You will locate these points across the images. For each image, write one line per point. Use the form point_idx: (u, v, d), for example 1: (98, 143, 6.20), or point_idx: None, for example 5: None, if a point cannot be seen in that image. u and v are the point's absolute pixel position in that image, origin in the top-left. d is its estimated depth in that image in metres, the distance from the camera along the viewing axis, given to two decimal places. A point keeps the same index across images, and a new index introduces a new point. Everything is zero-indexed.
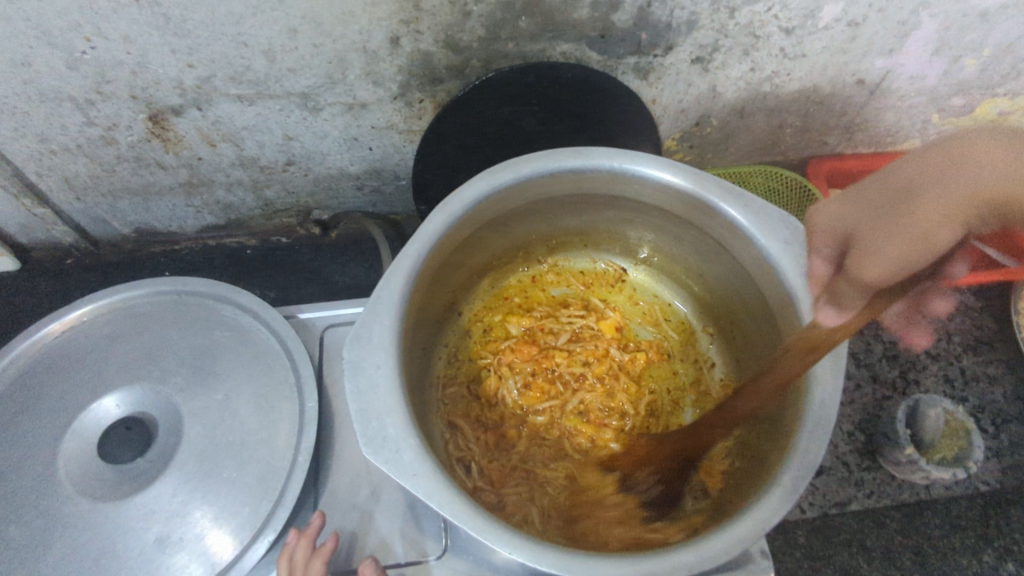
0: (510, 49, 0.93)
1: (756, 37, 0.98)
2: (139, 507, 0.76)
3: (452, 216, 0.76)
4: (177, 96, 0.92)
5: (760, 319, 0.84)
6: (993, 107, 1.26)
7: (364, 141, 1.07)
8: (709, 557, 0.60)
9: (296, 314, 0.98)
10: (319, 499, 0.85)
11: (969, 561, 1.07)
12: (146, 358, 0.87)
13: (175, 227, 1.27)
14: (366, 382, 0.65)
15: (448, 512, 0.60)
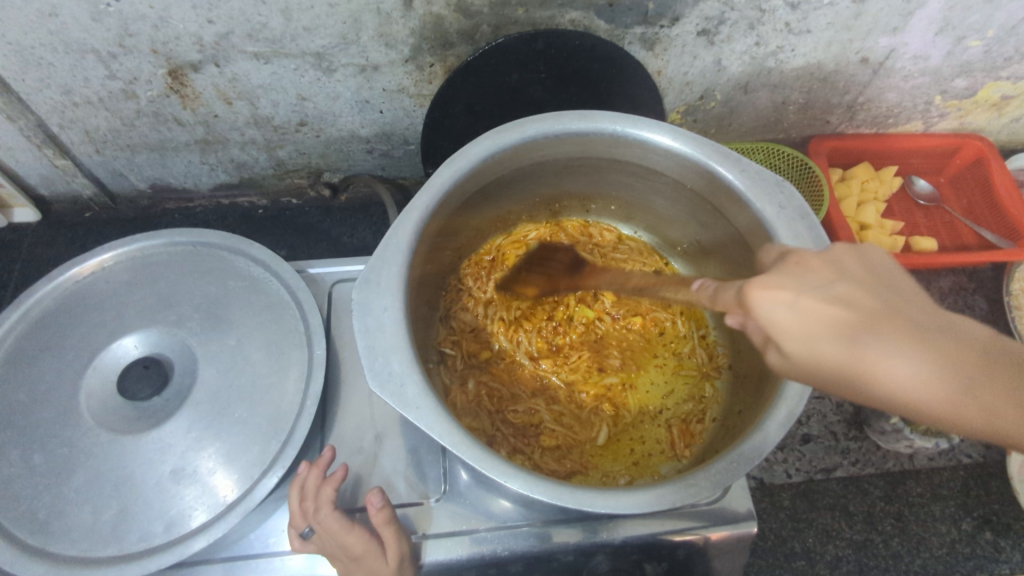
0: (521, 15, 0.96)
1: (761, 11, 1.00)
2: (155, 441, 0.80)
3: (459, 171, 0.79)
4: (195, 52, 0.95)
5: (752, 281, 0.87)
6: (995, 90, 1.28)
7: (375, 103, 1.10)
8: (692, 492, 0.64)
9: (306, 269, 1.02)
10: (325, 441, 0.89)
11: (948, 529, 1.08)
12: (163, 303, 0.90)
13: (190, 184, 1.31)
14: (374, 322, 0.69)
15: (447, 442, 0.64)
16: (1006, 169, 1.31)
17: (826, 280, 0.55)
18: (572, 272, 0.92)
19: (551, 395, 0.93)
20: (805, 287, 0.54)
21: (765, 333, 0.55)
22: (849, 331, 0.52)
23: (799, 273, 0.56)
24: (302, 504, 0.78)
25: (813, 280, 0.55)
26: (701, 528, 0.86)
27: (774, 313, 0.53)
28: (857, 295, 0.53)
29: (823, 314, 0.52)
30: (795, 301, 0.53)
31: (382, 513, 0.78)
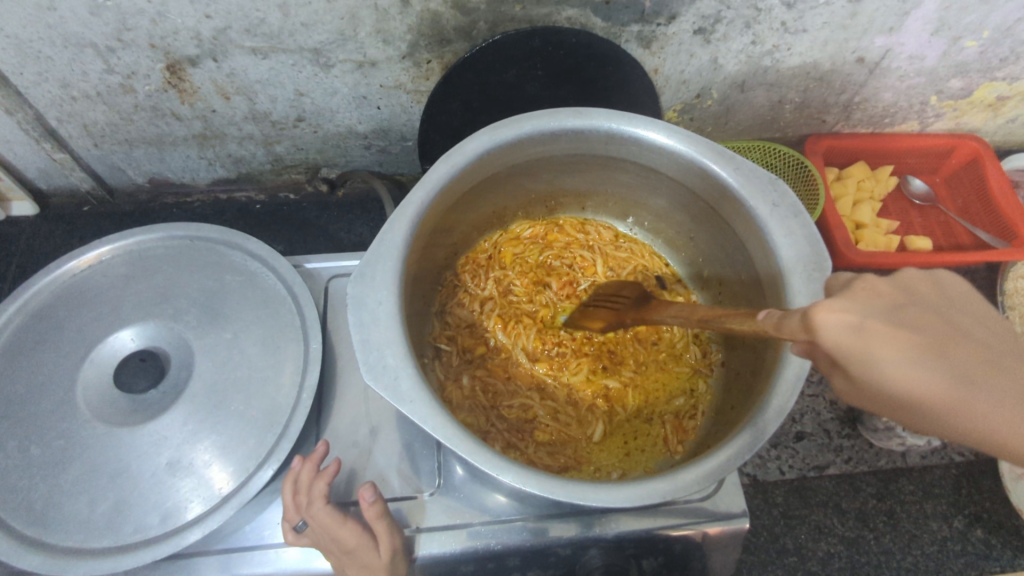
0: (518, 12, 0.96)
1: (757, 10, 1.01)
2: (151, 433, 0.80)
3: (455, 167, 0.80)
4: (193, 47, 0.95)
5: (746, 279, 0.87)
6: (991, 90, 1.28)
7: (372, 100, 1.11)
8: (682, 486, 0.64)
9: (303, 264, 1.03)
10: (321, 435, 0.90)
11: (939, 526, 1.09)
12: (160, 297, 0.91)
13: (187, 179, 1.31)
14: (368, 316, 0.69)
15: (440, 435, 0.65)
16: (1001, 169, 1.31)
17: (888, 305, 0.52)
18: (640, 305, 0.82)
19: (545, 390, 0.93)
20: (871, 310, 0.51)
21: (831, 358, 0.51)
22: (923, 356, 0.49)
23: (862, 297, 0.53)
24: (296, 498, 0.79)
25: (875, 303, 0.52)
26: (695, 523, 0.87)
27: (843, 336, 0.49)
28: (922, 319, 0.51)
29: (895, 339, 0.49)
30: (864, 324, 0.50)
31: (375, 507, 0.78)
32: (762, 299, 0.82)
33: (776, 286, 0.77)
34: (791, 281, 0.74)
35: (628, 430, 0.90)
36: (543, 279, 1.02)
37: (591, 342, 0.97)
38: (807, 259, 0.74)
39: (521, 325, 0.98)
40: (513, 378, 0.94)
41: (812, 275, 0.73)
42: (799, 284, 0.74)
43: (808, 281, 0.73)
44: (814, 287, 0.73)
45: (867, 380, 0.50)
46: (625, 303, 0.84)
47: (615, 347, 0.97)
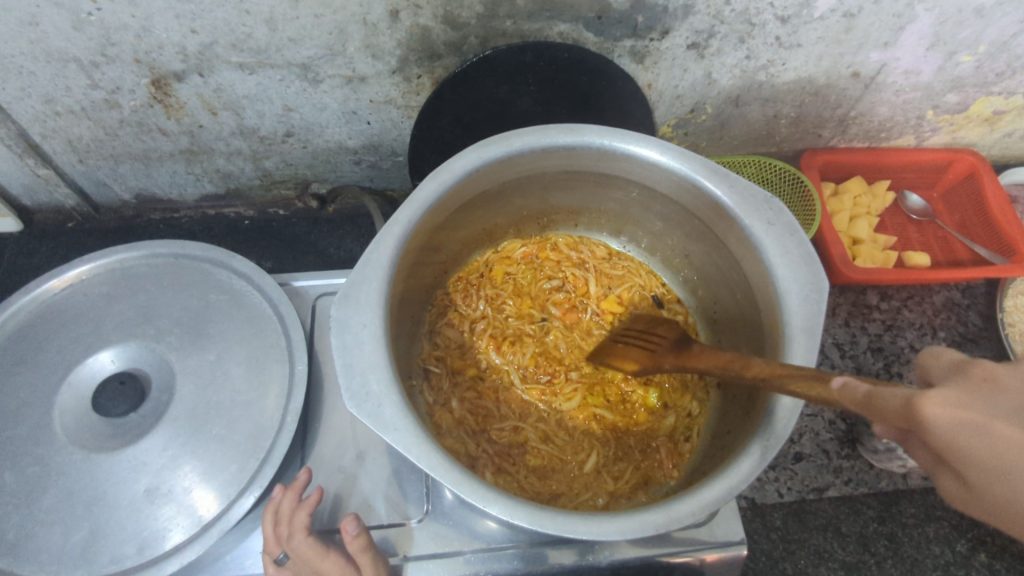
0: (508, 26, 0.95)
1: (751, 25, 0.99)
2: (130, 459, 0.78)
3: (443, 185, 0.78)
4: (179, 62, 0.94)
5: (742, 298, 0.85)
6: (987, 105, 1.28)
7: (362, 115, 1.09)
8: (676, 518, 0.62)
9: (290, 282, 1.01)
10: (306, 460, 0.87)
11: (941, 550, 1.07)
12: (141, 317, 0.89)
13: (175, 195, 1.29)
14: (352, 339, 0.67)
15: (425, 465, 0.62)
16: (999, 185, 1.30)
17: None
18: (679, 348, 0.78)
19: (538, 413, 0.91)
20: (1000, 410, 0.46)
21: (935, 451, 0.48)
22: None
23: (990, 387, 0.47)
24: (276, 529, 0.77)
25: (1011, 398, 0.46)
26: (692, 551, 0.85)
27: (960, 439, 0.46)
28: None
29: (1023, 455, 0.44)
30: (987, 427, 0.46)
31: (358, 540, 0.75)
32: (757, 320, 0.80)
33: (772, 308, 0.75)
34: (787, 301, 0.72)
35: (623, 454, 0.88)
36: (536, 296, 1.01)
37: (585, 363, 0.95)
38: (803, 279, 0.73)
39: (514, 345, 0.95)
40: (504, 399, 0.92)
41: (808, 294, 0.72)
42: (795, 305, 0.72)
43: (804, 301, 0.71)
44: (810, 308, 0.71)
45: (983, 490, 0.46)
46: (664, 346, 0.80)
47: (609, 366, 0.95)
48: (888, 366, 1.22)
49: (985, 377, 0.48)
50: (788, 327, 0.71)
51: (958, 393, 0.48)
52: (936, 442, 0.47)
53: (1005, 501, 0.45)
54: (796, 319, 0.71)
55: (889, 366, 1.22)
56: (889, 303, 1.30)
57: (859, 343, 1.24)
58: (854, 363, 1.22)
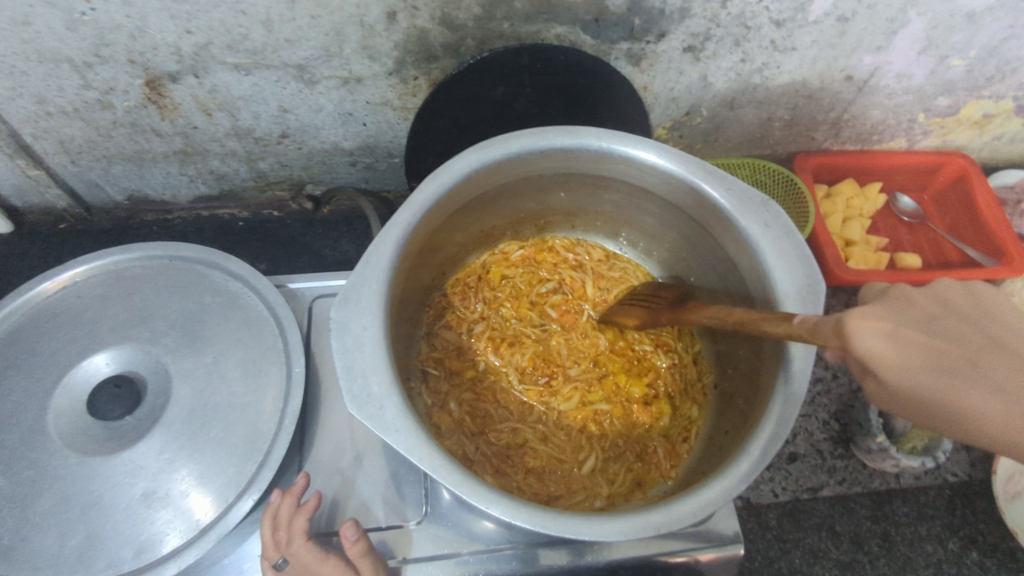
0: (506, 29, 0.95)
1: (747, 28, 1.00)
2: (126, 463, 0.77)
3: (441, 187, 0.78)
4: (174, 62, 0.93)
5: (739, 299, 0.85)
6: (977, 108, 1.29)
7: (359, 116, 1.09)
8: (677, 519, 0.62)
9: (286, 284, 1.00)
10: (303, 463, 0.87)
11: (935, 549, 1.08)
12: (137, 319, 0.88)
13: (168, 196, 1.28)
14: (352, 342, 0.67)
15: (427, 467, 0.62)
16: (988, 187, 1.32)
17: (931, 313, 0.57)
18: (675, 306, 0.84)
19: (536, 414, 0.91)
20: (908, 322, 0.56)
21: (860, 366, 0.57)
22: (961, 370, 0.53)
23: (902, 304, 0.58)
24: (275, 535, 0.76)
25: (916, 313, 0.57)
26: (691, 550, 0.85)
27: (870, 345, 0.55)
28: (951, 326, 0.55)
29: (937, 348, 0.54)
30: (898, 331, 0.55)
31: (357, 546, 0.76)
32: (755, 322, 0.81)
33: (769, 310, 0.76)
34: (785, 303, 0.73)
35: (621, 456, 0.88)
36: (534, 298, 1.01)
37: (583, 365, 0.95)
38: (800, 282, 0.73)
39: (512, 346, 0.96)
40: (502, 401, 0.92)
41: (805, 297, 0.72)
42: (793, 307, 0.72)
43: (802, 304, 0.72)
44: (808, 309, 0.72)
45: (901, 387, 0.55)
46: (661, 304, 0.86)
47: (607, 367, 0.95)
48: None
49: (900, 297, 0.58)
50: None
51: (880, 312, 0.57)
52: (861, 350, 0.55)
53: (919, 397, 0.54)
54: None
55: None
56: None
57: None
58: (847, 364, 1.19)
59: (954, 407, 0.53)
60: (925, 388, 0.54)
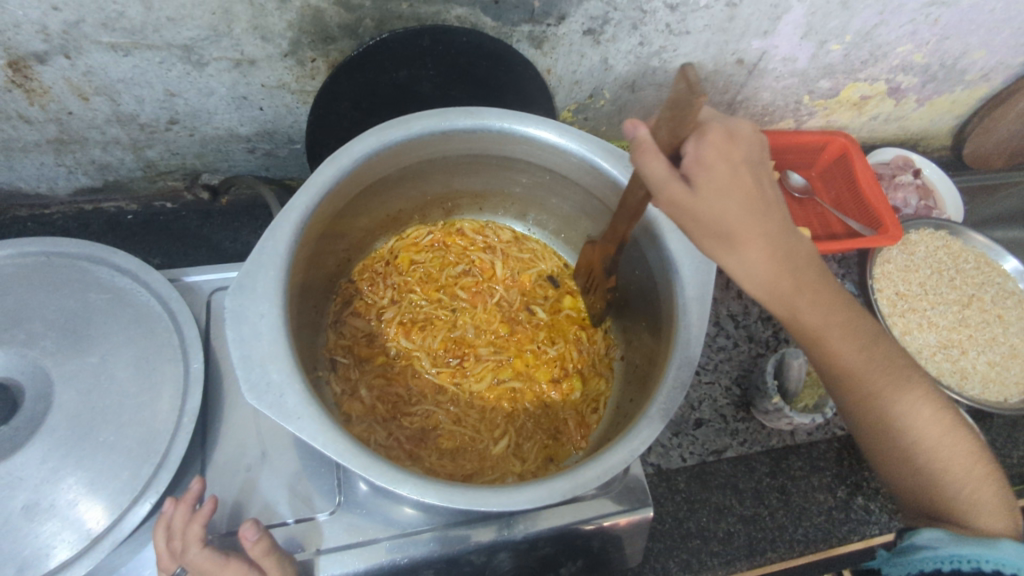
0: (405, 10, 0.93)
1: (642, 12, 1.03)
2: (3, 475, 0.72)
3: (340, 170, 0.77)
4: (40, 41, 0.86)
5: (638, 272, 0.88)
6: (855, 91, 1.39)
7: (254, 100, 1.04)
8: (582, 484, 0.64)
9: (181, 277, 0.95)
10: (205, 462, 0.84)
11: (825, 497, 1.16)
12: (10, 322, 0.81)
13: (44, 189, 1.18)
14: (249, 330, 0.65)
15: (332, 452, 0.61)
16: (868, 165, 1.41)
17: (727, 154, 0.63)
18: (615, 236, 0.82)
19: (447, 396, 0.91)
20: (696, 157, 0.62)
21: (673, 196, 0.62)
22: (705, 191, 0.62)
23: (717, 152, 0.63)
24: (169, 544, 0.73)
25: (714, 155, 0.63)
26: (602, 517, 0.88)
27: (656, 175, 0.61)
28: (757, 194, 0.65)
29: (745, 223, 0.64)
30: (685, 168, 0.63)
31: (260, 545, 0.73)
32: (655, 295, 0.84)
33: (666, 281, 0.79)
34: (681, 274, 0.77)
35: (532, 433, 0.90)
36: (445, 281, 1.00)
37: (494, 346, 0.96)
38: (693, 251, 0.77)
39: (423, 330, 0.95)
40: (414, 385, 0.92)
41: (700, 268, 0.76)
42: (688, 277, 0.76)
43: (696, 274, 0.76)
44: (702, 278, 0.76)
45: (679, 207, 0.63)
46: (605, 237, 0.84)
47: (518, 346, 0.96)
48: (776, 333, 1.29)
49: (718, 148, 0.63)
50: (683, 297, 0.75)
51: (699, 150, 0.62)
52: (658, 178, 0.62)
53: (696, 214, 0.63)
54: (690, 292, 0.75)
55: (777, 333, 1.29)
56: None
57: (751, 313, 1.30)
58: (746, 333, 1.27)
59: (701, 217, 0.63)
60: (705, 206, 0.63)
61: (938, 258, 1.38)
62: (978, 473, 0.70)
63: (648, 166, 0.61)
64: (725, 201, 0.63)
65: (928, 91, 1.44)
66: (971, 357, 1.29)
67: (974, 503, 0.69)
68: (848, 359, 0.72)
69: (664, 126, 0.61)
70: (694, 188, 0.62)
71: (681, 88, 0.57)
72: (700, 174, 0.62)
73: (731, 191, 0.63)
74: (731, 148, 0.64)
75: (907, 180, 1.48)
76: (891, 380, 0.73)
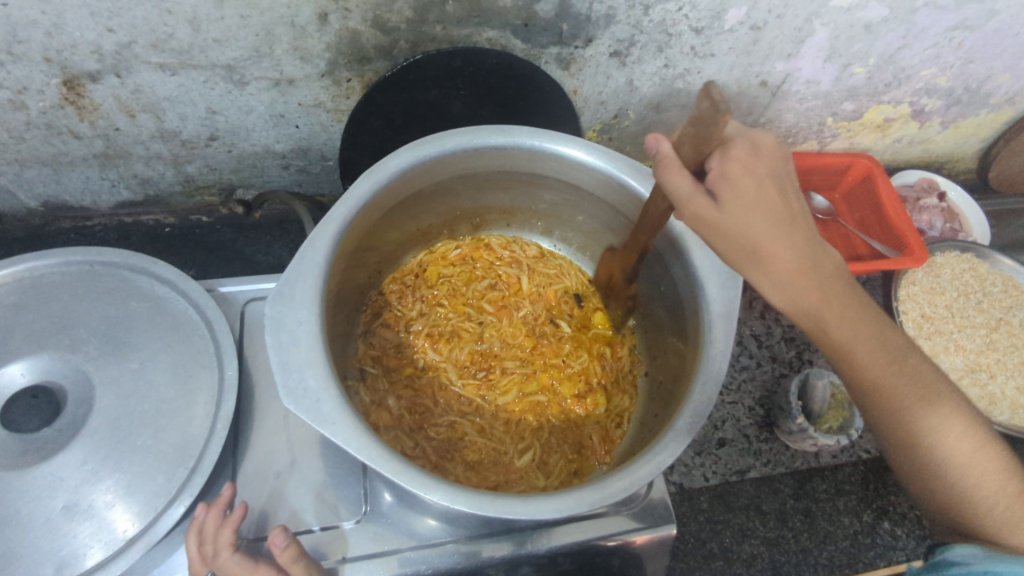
0: (438, 32, 0.97)
1: (668, 35, 1.06)
2: (46, 475, 0.74)
3: (377, 184, 0.79)
4: (94, 62, 0.90)
5: (663, 288, 0.89)
6: (879, 113, 1.40)
7: (291, 118, 1.08)
8: (610, 494, 0.65)
9: (217, 288, 0.98)
10: (236, 468, 0.85)
11: (850, 521, 1.15)
12: (56, 327, 0.84)
13: (88, 202, 1.22)
14: (287, 337, 0.67)
15: (365, 456, 0.63)
16: (892, 187, 1.40)
17: (749, 169, 0.65)
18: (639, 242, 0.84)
19: (473, 408, 0.93)
20: (722, 172, 0.64)
21: (698, 212, 0.64)
22: (729, 206, 0.64)
23: (740, 166, 0.65)
24: (201, 548, 0.75)
25: (737, 170, 0.65)
26: (626, 533, 0.88)
27: (680, 189, 0.64)
28: (782, 208, 0.67)
29: (772, 236, 0.66)
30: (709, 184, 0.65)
31: (288, 552, 0.74)
32: (680, 311, 0.85)
33: (692, 296, 0.80)
34: (707, 290, 0.78)
35: (556, 446, 0.90)
36: (472, 294, 1.02)
37: (519, 359, 0.97)
38: (719, 267, 0.78)
39: (450, 342, 0.97)
40: (440, 396, 0.93)
41: (725, 285, 0.77)
42: (714, 292, 0.77)
43: (722, 290, 0.77)
44: (728, 294, 0.77)
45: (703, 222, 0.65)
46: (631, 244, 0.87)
47: (543, 360, 0.97)
48: (800, 354, 1.28)
49: (742, 161, 0.65)
50: (710, 313, 0.76)
51: (723, 164, 0.65)
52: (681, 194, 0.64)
53: (721, 228, 0.65)
54: (716, 308, 0.76)
55: (801, 354, 1.28)
56: None
57: (774, 332, 1.29)
58: (769, 353, 1.27)
59: (728, 231, 0.65)
60: (730, 220, 0.64)
61: (964, 281, 1.37)
62: (1015, 490, 0.67)
63: (672, 181, 0.64)
64: (749, 215, 0.65)
65: (953, 114, 1.45)
66: (999, 382, 1.27)
67: (1008, 521, 0.66)
68: (875, 373, 0.72)
69: (686, 144, 0.64)
70: (718, 202, 0.64)
71: (704, 106, 0.58)
72: (725, 188, 0.64)
73: (756, 204, 0.65)
74: (755, 161, 0.66)
75: (932, 203, 1.47)
76: (922, 393, 0.71)
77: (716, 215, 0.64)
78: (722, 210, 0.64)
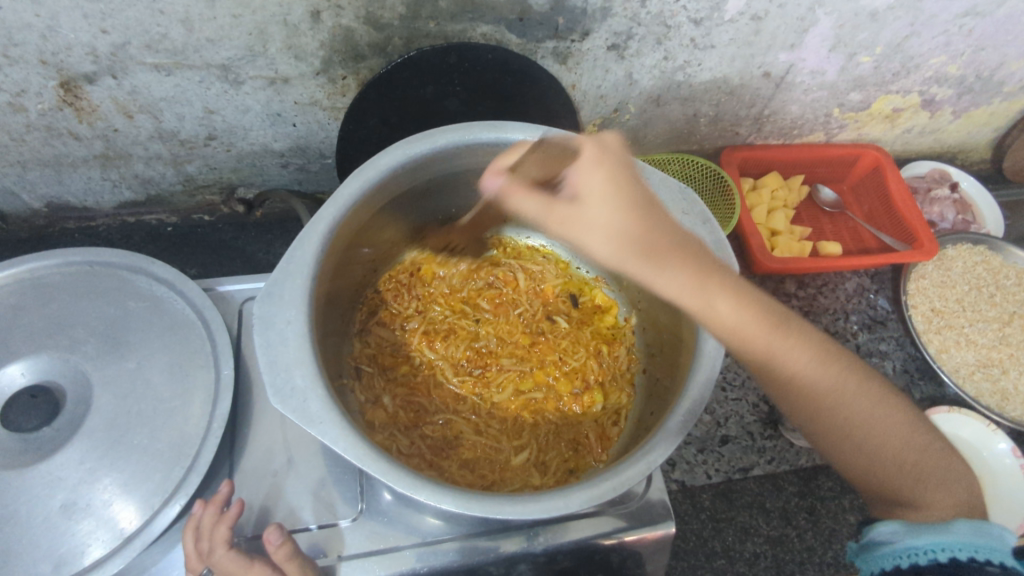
0: (432, 28, 0.96)
1: (666, 27, 1.04)
2: (44, 474, 0.75)
3: (367, 182, 0.79)
4: (89, 63, 0.91)
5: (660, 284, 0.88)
6: (887, 103, 1.37)
7: (287, 117, 1.08)
8: (599, 495, 0.64)
9: (215, 287, 0.98)
10: (234, 466, 0.86)
11: (856, 519, 1.13)
12: (55, 327, 0.85)
13: (91, 202, 1.24)
14: (276, 337, 0.67)
15: (352, 457, 0.63)
16: (901, 178, 1.38)
17: (595, 177, 0.74)
18: None
19: (469, 406, 0.92)
20: (586, 180, 0.75)
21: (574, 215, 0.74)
22: (588, 213, 0.74)
23: (584, 173, 0.75)
24: (197, 545, 0.75)
25: (590, 178, 0.75)
26: (625, 531, 0.87)
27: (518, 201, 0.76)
28: (640, 206, 0.74)
29: (646, 234, 0.73)
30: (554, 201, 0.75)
31: (283, 549, 0.75)
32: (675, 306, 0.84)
33: None
34: None
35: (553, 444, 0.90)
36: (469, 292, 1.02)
37: (516, 357, 0.96)
38: None
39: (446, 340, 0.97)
40: (436, 394, 0.93)
41: None
42: None
43: None
44: None
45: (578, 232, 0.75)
46: None
47: (541, 357, 0.97)
48: None
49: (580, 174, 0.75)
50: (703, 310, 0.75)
51: (586, 171, 0.75)
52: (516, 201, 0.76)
53: (599, 235, 0.74)
54: None
55: None
56: (806, 290, 1.34)
57: None
58: None
59: (601, 236, 0.74)
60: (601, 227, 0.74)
61: (976, 274, 1.34)
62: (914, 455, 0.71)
63: (521, 200, 0.76)
64: (607, 219, 0.74)
65: (965, 103, 1.41)
66: (1012, 377, 1.23)
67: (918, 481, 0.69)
68: (780, 356, 0.74)
69: (529, 167, 0.79)
70: (579, 211, 0.74)
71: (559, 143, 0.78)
72: (586, 196, 0.74)
73: (607, 207, 0.74)
74: (597, 169, 0.75)
75: (943, 194, 1.44)
76: (827, 374, 0.74)
77: (624, 222, 0.73)
78: (583, 217, 0.74)
